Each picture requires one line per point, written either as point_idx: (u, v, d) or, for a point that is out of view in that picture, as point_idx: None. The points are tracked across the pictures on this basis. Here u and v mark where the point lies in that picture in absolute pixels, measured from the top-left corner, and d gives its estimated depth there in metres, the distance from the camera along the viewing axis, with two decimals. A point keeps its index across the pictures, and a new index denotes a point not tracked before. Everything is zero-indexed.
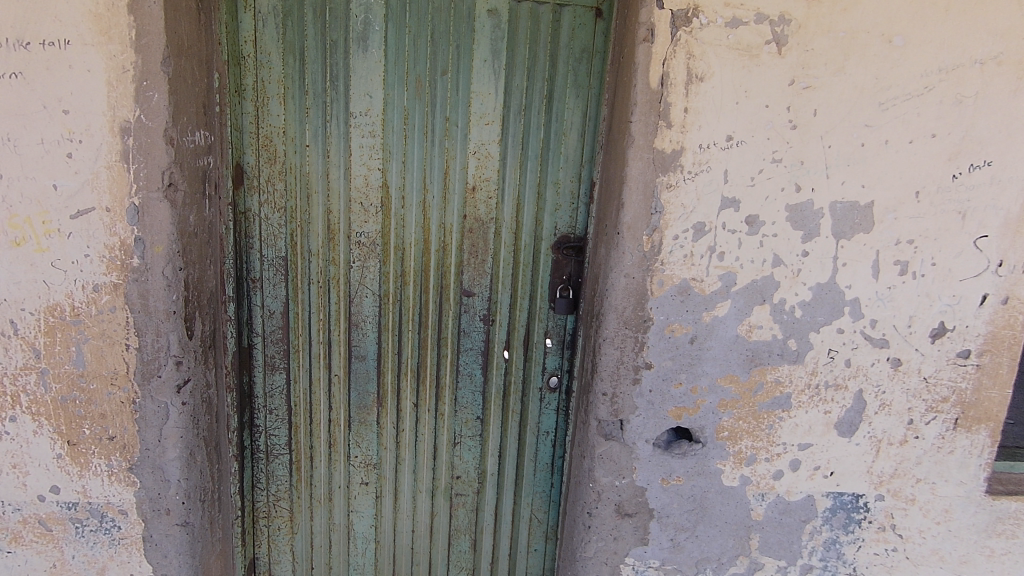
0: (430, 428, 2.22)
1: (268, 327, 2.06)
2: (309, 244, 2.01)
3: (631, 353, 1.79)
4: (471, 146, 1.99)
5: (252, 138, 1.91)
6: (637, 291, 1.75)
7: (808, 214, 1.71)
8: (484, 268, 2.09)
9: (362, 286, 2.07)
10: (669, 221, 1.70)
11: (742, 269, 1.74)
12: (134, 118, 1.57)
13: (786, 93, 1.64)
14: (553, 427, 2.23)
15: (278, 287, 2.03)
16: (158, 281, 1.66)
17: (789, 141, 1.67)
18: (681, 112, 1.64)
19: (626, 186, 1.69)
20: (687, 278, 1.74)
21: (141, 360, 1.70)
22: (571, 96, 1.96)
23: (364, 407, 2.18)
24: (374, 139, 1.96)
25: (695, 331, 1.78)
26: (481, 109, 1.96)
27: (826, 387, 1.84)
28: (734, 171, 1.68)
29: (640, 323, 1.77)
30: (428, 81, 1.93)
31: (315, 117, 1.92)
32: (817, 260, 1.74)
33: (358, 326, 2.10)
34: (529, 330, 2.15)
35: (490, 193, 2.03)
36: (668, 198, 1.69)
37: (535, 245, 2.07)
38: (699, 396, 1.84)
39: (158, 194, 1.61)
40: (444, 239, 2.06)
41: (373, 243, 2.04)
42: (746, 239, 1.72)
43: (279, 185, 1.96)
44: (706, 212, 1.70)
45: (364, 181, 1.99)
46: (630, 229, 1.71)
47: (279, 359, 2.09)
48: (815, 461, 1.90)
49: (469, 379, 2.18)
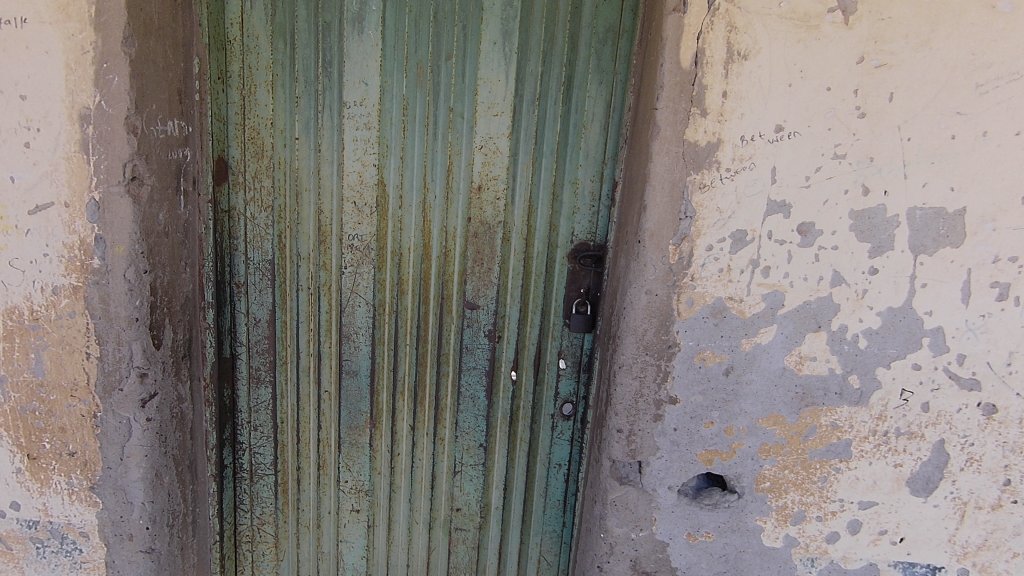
0: (428, 454, 2.00)
1: (252, 337, 1.89)
2: (298, 247, 1.84)
3: (652, 385, 1.50)
4: (477, 140, 1.76)
5: (237, 129, 1.75)
6: (661, 310, 1.46)
7: (878, 222, 1.39)
8: (490, 278, 1.86)
9: (354, 294, 1.88)
10: (701, 228, 1.41)
11: (792, 288, 1.43)
12: (93, 104, 1.43)
13: (853, 72, 1.33)
14: (566, 459, 1.97)
15: (264, 292, 1.86)
16: (119, 285, 1.51)
17: (855, 132, 1.35)
18: (719, 97, 1.35)
19: (650, 185, 1.41)
20: (724, 297, 1.44)
21: (102, 371, 1.56)
22: (593, 83, 1.70)
23: (355, 428, 1.98)
24: (369, 131, 1.76)
25: (732, 361, 1.48)
26: (490, 98, 1.73)
27: (896, 436, 1.50)
28: (785, 169, 1.38)
29: (664, 349, 1.48)
30: (430, 66, 1.71)
31: (306, 107, 1.74)
32: (888, 279, 1.42)
33: (350, 339, 1.91)
34: (540, 350, 1.90)
35: (499, 194, 1.79)
36: (702, 200, 1.40)
37: (550, 253, 1.82)
38: (735, 439, 1.52)
39: (118, 188, 1.47)
40: (447, 244, 1.84)
41: (368, 247, 1.84)
42: (797, 251, 1.41)
43: (266, 181, 1.78)
44: (748, 218, 1.40)
45: (358, 178, 1.79)
46: (654, 236, 1.43)
47: (265, 372, 1.92)
48: (880, 524, 1.56)
49: (471, 403, 1.95)
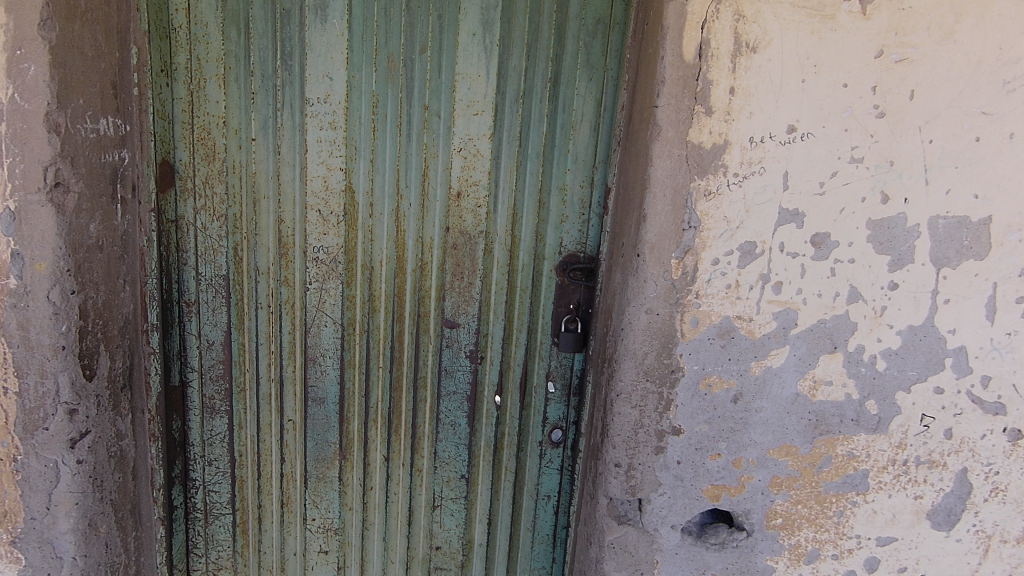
0: (405, 488, 1.82)
1: (205, 362, 1.69)
2: (256, 261, 1.65)
3: (653, 414, 1.36)
4: (455, 142, 1.60)
5: (185, 129, 1.56)
6: (663, 332, 1.31)
7: (898, 233, 1.26)
8: (471, 294, 1.70)
9: (320, 313, 1.70)
10: (706, 240, 1.27)
11: (805, 306, 1.29)
12: (6, 98, 1.23)
13: (872, 67, 1.20)
14: (555, 489, 1.81)
15: (218, 312, 1.67)
16: (41, 309, 1.31)
17: (874, 134, 1.22)
18: (725, 94, 1.21)
19: (649, 193, 1.26)
20: (731, 317, 1.30)
21: (22, 408, 1.34)
22: (582, 80, 1.55)
23: (322, 461, 1.79)
24: (335, 132, 1.58)
25: (741, 387, 1.34)
26: (469, 95, 1.57)
27: (917, 465, 1.37)
28: (798, 174, 1.24)
29: (666, 375, 1.33)
30: (402, 60, 1.55)
31: (263, 104, 1.56)
32: (908, 295, 1.29)
33: (316, 362, 1.72)
34: (526, 371, 1.74)
35: (480, 201, 1.63)
36: (707, 209, 1.26)
37: (536, 266, 1.67)
38: (744, 472, 1.38)
39: (38, 196, 1.27)
40: (422, 257, 1.67)
41: (334, 260, 1.66)
42: (811, 265, 1.28)
43: (219, 187, 1.60)
44: (758, 228, 1.26)
45: (323, 183, 1.61)
46: (655, 249, 1.28)
47: (220, 401, 1.72)
48: (900, 561, 1.43)
49: (451, 430, 1.78)
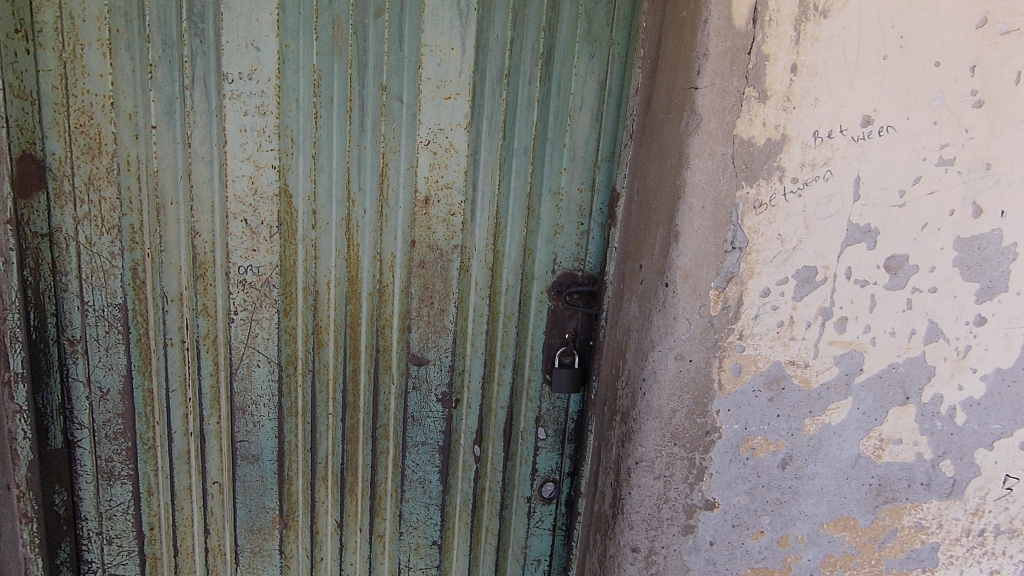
0: (363, 558, 1.49)
1: (99, 416, 1.31)
2: (163, 286, 1.27)
3: (681, 485, 1.07)
4: (422, 133, 1.26)
5: (56, 112, 1.17)
6: (697, 384, 1.02)
7: (991, 254, 0.98)
8: (443, 323, 1.37)
9: (249, 350, 1.33)
10: (754, 264, 0.98)
11: (874, 347, 1.02)
12: None
13: (971, 41, 0.92)
14: (546, 553, 1.51)
15: (113, 353, 1.29)
16: None
17: (968, 129, 0.94)
18: (785, 74, 0.92)
19: (684, 203, 0.95)
20: (782, 362, 1.02)
21: None
22: (582, 57, 1.24)
23: (257, 531, 1.44)
24: (264, 118, 1.22)
25: (791, 450, 1.06)
26: (439, 74, 1.23)
27: (997, 537, 1.10)
28: (873, 181, 0.96)
29: (699, 437, 1.04)
30: (352, 27, 1.19)
31: (165, 81, 1.18)
32: (999, 333, 1.01)
33: (247, 412, 1.36)
34: (511, 416, 1.42)
35: (454, 207, 1.30)
36: (756, 224, 0.97)
37: (524, 288, 1.35)
38: (791, 552, 1.11)
39: None
40: (381, 278, 1.33)
41: (267, 283, 1.30)
42: (884, 297, 1.00)
43: (109, 191, 1.22)
44: (819, 249, 0.98)
45: (250, 186, 1.25)
46: (689, 278, 0.98)
47: (120, 464, 1.34)
48: None
49: (419, 488, 1.46)
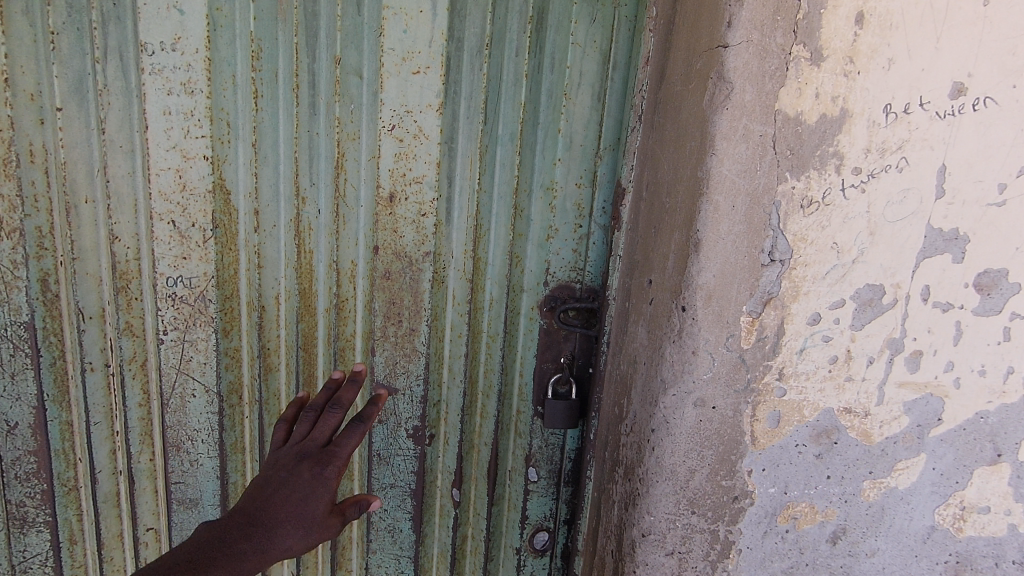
0: None
1: (7, 454, 1.11)
2: (79, 301, 1.06)
3: (700, 563, 0.84)
4: (385, 116, 1.04)
5: None
6: (722, 437, 0.79)
7: None
8: (414, 345, 1.15)
9: (184, 376, 1.12)
10: (801, 282, 0.74)
11: (957, 391, 0.78)
12: None
13: None
14: None
15: (19, 381, 1.08)
16: None
17: None
18: (848, 27, 0.68)
19: (708, 201, 0.72)
20: (834, 409, 0.78)
21: None
22: (581, 21, 1.00)
23: None
24: (193, 99, 1.01)
25: (844, 520, 0.82)
26: (406, 44, 1.01)
27: None
28: (962, 171, 0.71)
29: (723, 503, 0.81)
30: None
31: (71, 53, 0.97)
32: None
33: (184, 448, 1.16)
34: (496, 454, 1.20)
35: (426, 207, 1.08)
36: (805, 230, 0.73)
37: (511, 302, 1.13)
38: None
39: None
40: (339, 291, 1.11)
41: (202, 297, 1.09)
42: (973, 325, 0.76)
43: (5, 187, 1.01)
44: (888, 263, 0.74)
45: (179, 182, 1.04)
46: (713, 300, 0.74)
47: (35, 509, 1.14)
48: None
49: (389, 537, 1.23)
